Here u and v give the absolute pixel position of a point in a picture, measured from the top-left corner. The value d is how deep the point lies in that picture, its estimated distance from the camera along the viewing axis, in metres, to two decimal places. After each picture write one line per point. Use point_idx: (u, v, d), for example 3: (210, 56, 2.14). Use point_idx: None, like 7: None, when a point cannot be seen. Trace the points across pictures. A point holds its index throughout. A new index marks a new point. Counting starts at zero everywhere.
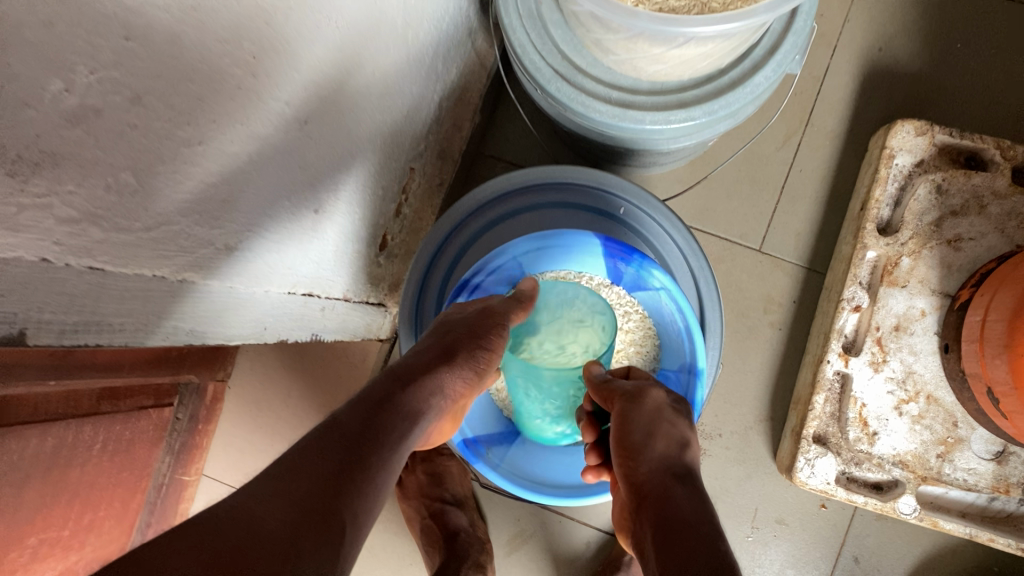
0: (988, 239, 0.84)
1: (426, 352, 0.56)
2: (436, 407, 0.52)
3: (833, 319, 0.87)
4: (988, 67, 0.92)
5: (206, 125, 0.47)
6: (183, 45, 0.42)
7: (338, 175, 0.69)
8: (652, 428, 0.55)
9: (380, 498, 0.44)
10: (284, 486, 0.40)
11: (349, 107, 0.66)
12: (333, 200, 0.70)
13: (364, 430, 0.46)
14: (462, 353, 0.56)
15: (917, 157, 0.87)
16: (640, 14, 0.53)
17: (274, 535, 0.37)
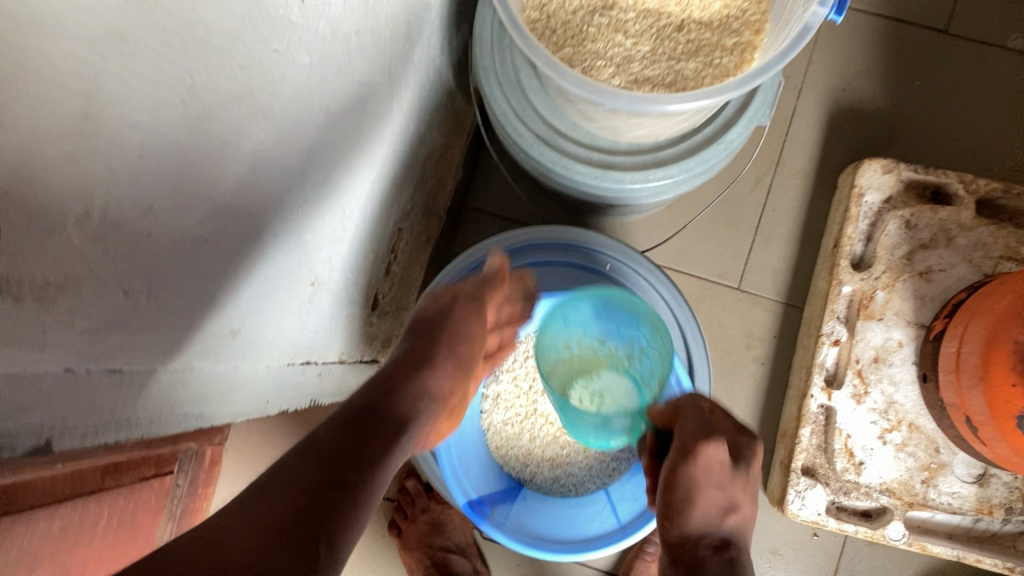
0: (957, 270, 0.88)
1: (406, 351, 0.58)
2: (420, 409, 0.54)
3: (814, 353, 0.89)
4: (945, 104, 0.97)
5: (212, 221, 0.49)
6: (190, 151, 0.44)
7: (332, 243, 0.70)
8: (698, 494, 0.54)
9: (365, 508, 0.46)
10: (252, 513, 0.42)
11: (344, 176, 0.68)
12: (328, 270, 0.72)
13: (345, 445, 0.48)
14: (440, 352, 0.58)
15: (885, 194, 0.90)
16: (621, 95, 0.56)
17: (241, 558, 0.38)
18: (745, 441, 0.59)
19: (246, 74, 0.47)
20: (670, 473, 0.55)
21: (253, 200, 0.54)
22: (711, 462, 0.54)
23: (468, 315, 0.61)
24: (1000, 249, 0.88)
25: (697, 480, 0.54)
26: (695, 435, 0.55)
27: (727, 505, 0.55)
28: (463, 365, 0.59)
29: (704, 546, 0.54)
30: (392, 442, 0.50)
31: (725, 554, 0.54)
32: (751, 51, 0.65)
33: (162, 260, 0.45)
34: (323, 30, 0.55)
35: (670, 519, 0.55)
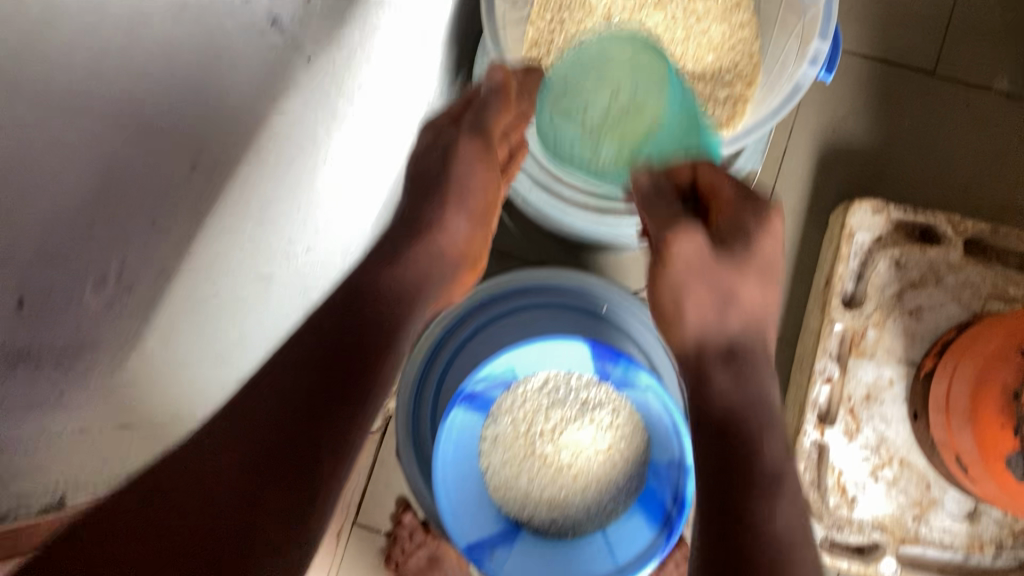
0: (948, 309, 0.90)
1: (412, 198, 0.66)
2: (433, 265, 0.64)
3: (806, 391, 0.90)
4: (934, 144, 0.98)
5: (219, 276, 0.51)
6: (200, 214, 0.45)
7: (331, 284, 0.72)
8: (686, 298, 0.60)
9: (348, 437, 0.49)
10: (248, 428, 0.45)
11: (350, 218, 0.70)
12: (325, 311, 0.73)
13: (343, 344, 0.53)
14: (439, 208, 0.65)
15: (875, 233, 0.92)
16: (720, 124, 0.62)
17: (249, 486, 0.43)
18: (768, 209, 0.61)
19: (259, 140, 0.48)
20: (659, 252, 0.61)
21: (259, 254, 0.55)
22: (688, 246, 0.59)
23: (473, 160, 0.66)
24: (988, 288, 0.90)
25: (682, 278, 0.60)
26: (669, 222, 0.61)
27: (726, 287, 0.59)
28: (471, 217, 0.68)
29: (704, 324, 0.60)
30: (396, 309, 0.59)
31: (732, 367, 0.59)
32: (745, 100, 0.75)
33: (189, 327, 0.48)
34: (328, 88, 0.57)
35: (674, 324, 0.62)
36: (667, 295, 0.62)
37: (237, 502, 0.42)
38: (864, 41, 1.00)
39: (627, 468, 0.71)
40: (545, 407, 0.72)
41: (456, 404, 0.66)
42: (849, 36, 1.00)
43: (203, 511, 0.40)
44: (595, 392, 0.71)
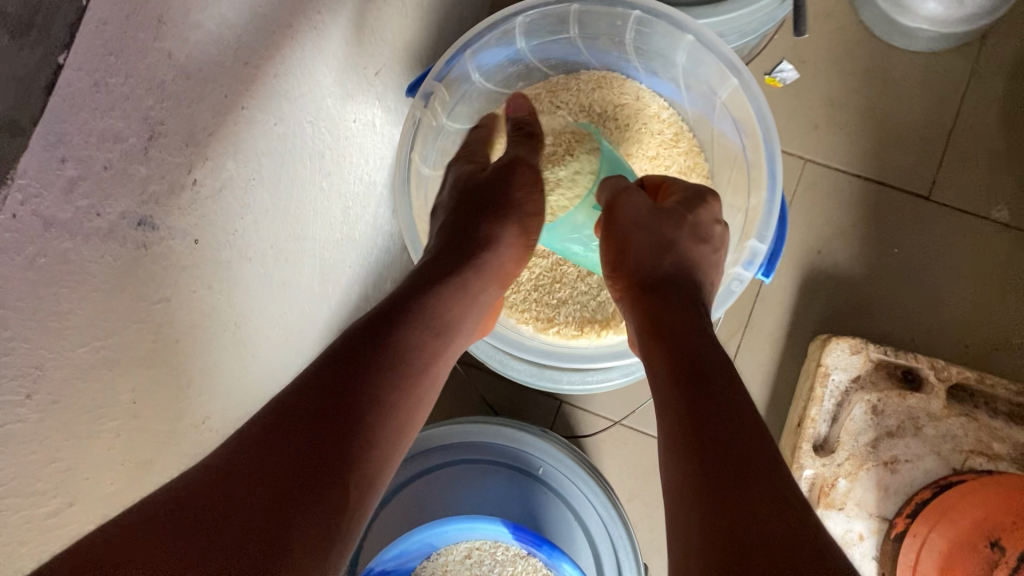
0: (925, 461, 0.84)
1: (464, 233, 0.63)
2: (463, 310, 0.59)
3: (859, 551, 0.84)
4: (922, 275, 0.92)
5: (79, 485, 0.46)
6: (43, 436, 0.41)
7: (299, 271, 0.63)
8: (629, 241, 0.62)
9: (378, 441, 0.48)
10: (282, 439, 0.43)
11: (314, 249, 0.65)
12: (282, 300, 0.63)
13: (402, 346, 0.53)
14: (501, 222, 0.63)
15: (852, 374, 0.86)
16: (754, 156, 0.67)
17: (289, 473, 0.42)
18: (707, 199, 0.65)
19: (117, 337, 0.45)
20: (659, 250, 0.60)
21: (144, 443, 0.51)
22: (630, 207, 0.63)
23: (522, 176, 0.65)
24: (970, 442, 0.83)
25: (626, 230, 0.62)
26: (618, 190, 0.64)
27: (663, 238, 0.60)
28: (522, 235, 0.65)
29: (648, 288, 0.59)
30: (435, 331, 0.56)
31: (672, 289, 0.58)
32: None
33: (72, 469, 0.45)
34: (227, 258, 0.53)
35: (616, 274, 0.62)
36: (612, 250, 0.63)
37: (287, 464, 0.42)
38: (852, 162, 0.95)
39: None
40: None
41: None
42: (837, 157, 0.95)
43: (259, 468, 0.41)
44: (521, 564, 0.65)
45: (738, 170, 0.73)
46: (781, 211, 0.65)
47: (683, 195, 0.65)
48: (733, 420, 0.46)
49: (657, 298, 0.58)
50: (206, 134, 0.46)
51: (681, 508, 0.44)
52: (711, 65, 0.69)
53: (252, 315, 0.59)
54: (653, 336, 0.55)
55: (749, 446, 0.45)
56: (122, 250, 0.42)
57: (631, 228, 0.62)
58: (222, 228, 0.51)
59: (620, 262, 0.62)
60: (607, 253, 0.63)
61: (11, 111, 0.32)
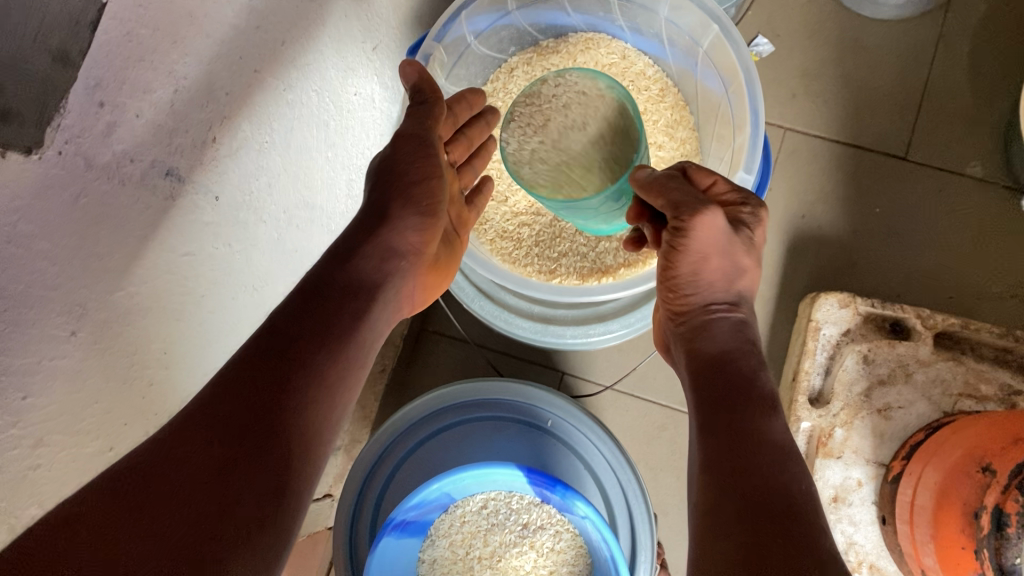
0: (917, 407, 0.87)
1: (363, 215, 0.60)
2: (384, 285, 0.58)
3: (857, 495, 0.86)
4: (903, 231, 0.96)
5: (116, 429, 0.48)
6: (87, 375, 0.44)
7: (307, 237, 0.66)
8: (705, 264, 0.58)
9: (300, 419, 0.47)
10: (197, 433, 0.43)
11: (320, 217, 0.68)
12: (292, 266, 0.65)
13: (313, 322, 0.51)
14: (403, 204, 0.60)
15: (842, 327, 0.90)
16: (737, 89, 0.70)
17: (209, 463, 0.42)
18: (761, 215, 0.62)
19: (152, 284, 0.47)
20: (719, 281, 0.59)
21: (171, 394, 0.53)
22: (710, 232, 0.57)
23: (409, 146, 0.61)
24: (959, 385, 0.86)
25: (703, 253, 0.58)
26: (690, 202, 0.57)
27: (736, 267, 0.59)
28: (424, 212, 0.61)
29: (716, 311, 0.59)
30: (354, 302, 0.55)
31: (737, 316, 0.60)
32: None
33: (113, 412, 0.48)
34: (244, 218, 0.56)
35: (679, 288, 0.61)
36: (685, 268, 0.59)
37: (210, 455, 0.42)
38: (831, 128, 0.99)
39: None
40: (484, 531, 0.68)
41: (385, 533, 0.62)
42: (816, 124, 0.99)
43: (175, 460, 0.41)
44: (537, 513, 0.67)
45: (722, 122, 0.75)
46: (764, 145, 0.68)
47: (739, 210, 0.61)
48: (761, 438, 0.50)
49: (712, 321, 0.59)
50: (224, 94, 0.49)
51: (714, 524, 0.47)
52: (691, 14, 0.73)
53: (266, 279, 0.61)
54: (703, 363, 0.57)
55: (778, 469, 0.48)
56: (152, 199, 0.45)
57: (695, 259, 0.58)
58: (238, 189, 0.54)
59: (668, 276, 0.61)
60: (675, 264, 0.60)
61: (63, 41, 0.35)
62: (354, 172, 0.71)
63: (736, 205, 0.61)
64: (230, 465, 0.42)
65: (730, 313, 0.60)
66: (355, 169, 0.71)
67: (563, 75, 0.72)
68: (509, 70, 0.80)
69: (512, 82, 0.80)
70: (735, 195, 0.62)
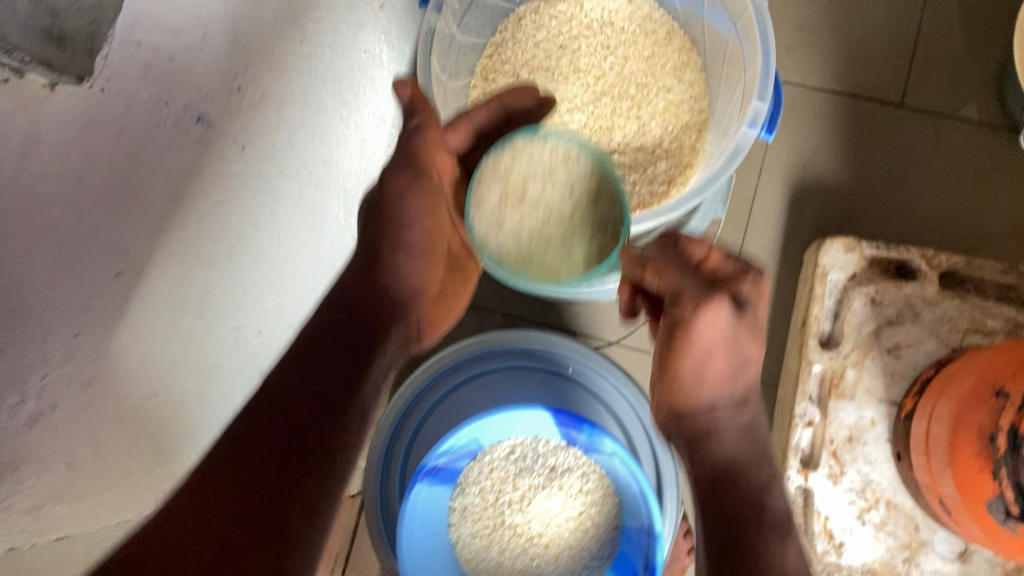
0: (925, 345, 0.89)
1: (361, 259, 0.63)
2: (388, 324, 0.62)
3: (870, 433, 0.88)
4: (903, 176, 0.97)
5: (159, 375, 0.49)
6: (131, 317, 0.45)
7: (324, 195, 0.67)
8: (711, 356, 0.60)
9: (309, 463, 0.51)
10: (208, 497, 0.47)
11: (336, 175, 0.68)
12: (312, 224, 0.66)
13: (314, 369, 0.55)
14: (399, 248, 0.63)
15: (848, 271, 0.91)
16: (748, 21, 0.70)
17: (220, 530, 0.46)
18: (763, 287, 0.59)
19: (188, 232, 0.48)
20: (716, 379, 0.61)
21: (206, 344, 0.54)
22: (717, 324, 0.58)
23: (399, 191, 0.63)
24: (965, 321, 0.88)
25: (710, 346, 0.59)
26: (689, 294, 0.58)
27: (739, 361, 0.61)
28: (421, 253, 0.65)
29: (720, 413, 0.61)
30: (358, 344, 0.58)
31: (743, 419, 0.62)
32: (697, 152, 0.78)
33: (156, 359, 0.48)
34: (267, 171, 0.56)
35: (681, 392, 0.62)
36: (689, 362, 0.61)
37: (222, 521, 0.47)
38: (827, 78, 1.00)
39: (600, 533, 0.68)
40: (513, 476, 0.70)
41: (419, 479, 0.63)
42: (812, 74, 1.00)
43: (189, 527, 0.46)
44: (563, 456, 0.69)
45: (729, 63, 0.76)
46: (777, 77, 0.68)
47: (734, 286, 0.58)
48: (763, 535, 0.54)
49: (712, 421, 0.61)
50: (247, 43, 0.50)
51: None
52: None
53: (288, 236, 0.62)
54: (702, 462, 0.60)
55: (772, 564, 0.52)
56: (186, 143, 0.46)
57: (692, 354, 0.60)
58: (262, 139, 0.54)
59: (665, 370, 0.63)
60: (677, 355, 0.61)
61: None
62: (364, 135, 0.72)
63: (733, 288, 0.58)
64: (240, 531, 0.47)
65: (731, 408, 0.61)
66: (366, 127, 0.72)
67: (536, 136, 0.69)
68: (517, 21, 0.81)
69: (520, 31, 0.81)
70: (738, 270, 0.59)
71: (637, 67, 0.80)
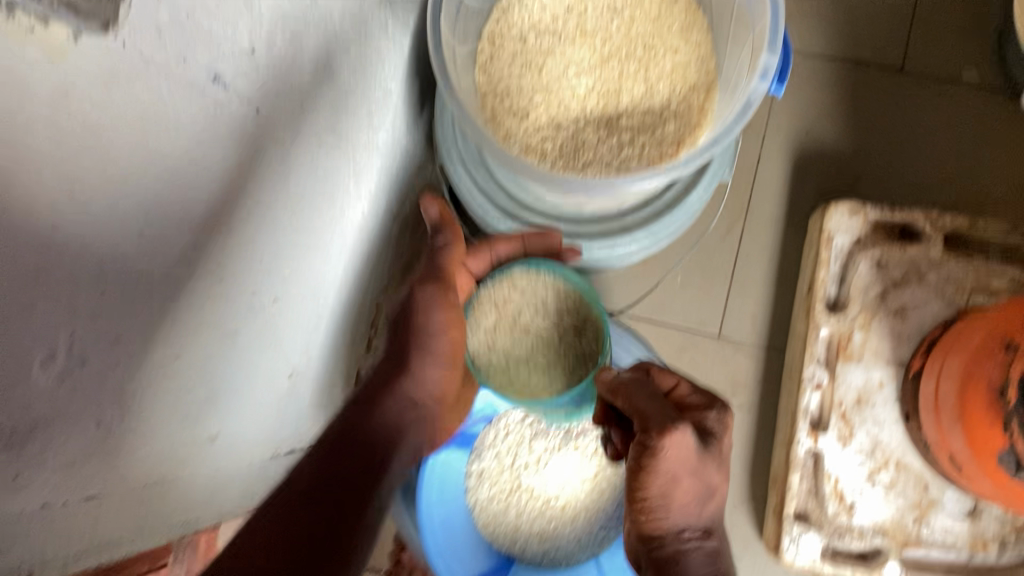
0: (932, 306, 0.90)
1: (386, 365, 0.68)
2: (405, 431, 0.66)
3: (878, 394, 0.89)
4: (906, 140, 0.98)
5: (182, 338, 0.50)
6: (153, 278, 0.45)
7: (335, 165, 0.67)
8: (676, 485, 0.58)
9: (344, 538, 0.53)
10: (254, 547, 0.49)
11: (347, 144, 0.68)
12: (324, 193, 0.66)
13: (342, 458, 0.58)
14: (426, 360, 0.68)
15: (853, 235, 0.91)
16: None
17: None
18: (725, 418, 0.63)
19: (207, 193, 0.48)
20: (682, 507, 0.60)
21: (226, 309, 0.54)
22: (682, 457, 0.56)
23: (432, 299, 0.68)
24: (970, 281, 0.89)
25: (673, 474, 0.57)
26: (658, 422, 0.57)
27: (706, 488, 0.60)
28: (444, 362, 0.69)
29: (687, 540, 0.61)
30: (382, 445, 0.62)
31: (709, 544, 0.62)
32: (705, 113, 0.74)
33: (179, 323, 0.49)
34: (281, 137, 0.56)
35: (651, 517, 0.60)
36: (657, 489, 0.58)
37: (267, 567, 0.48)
38: (829, 44, 1.00)
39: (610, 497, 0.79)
40: (529, 439, 0.79)
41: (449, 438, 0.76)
42: (813, 41, 1.00)
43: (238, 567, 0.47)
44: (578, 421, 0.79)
45: (737, 21, 0.73)
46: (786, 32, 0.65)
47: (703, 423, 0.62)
48: None
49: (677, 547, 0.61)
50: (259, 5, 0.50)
51: None
52: None
53: (301, 203, 0.62)
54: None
55: None
56: (203, 103, 0.46)
57: (661, 484, 0.58)
58: (275, 104, 0.54)
59: (635, 498, 0.60)
60: (639, 486, 0.59)
61: None
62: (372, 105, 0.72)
63: (700, 411, 0.63)
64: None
65: (692, 526, 0.62)
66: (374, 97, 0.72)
67: (533, 271, 0.75)
68: None
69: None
70: (704, 409, 0.63)
71: (643, 27, 0.76)
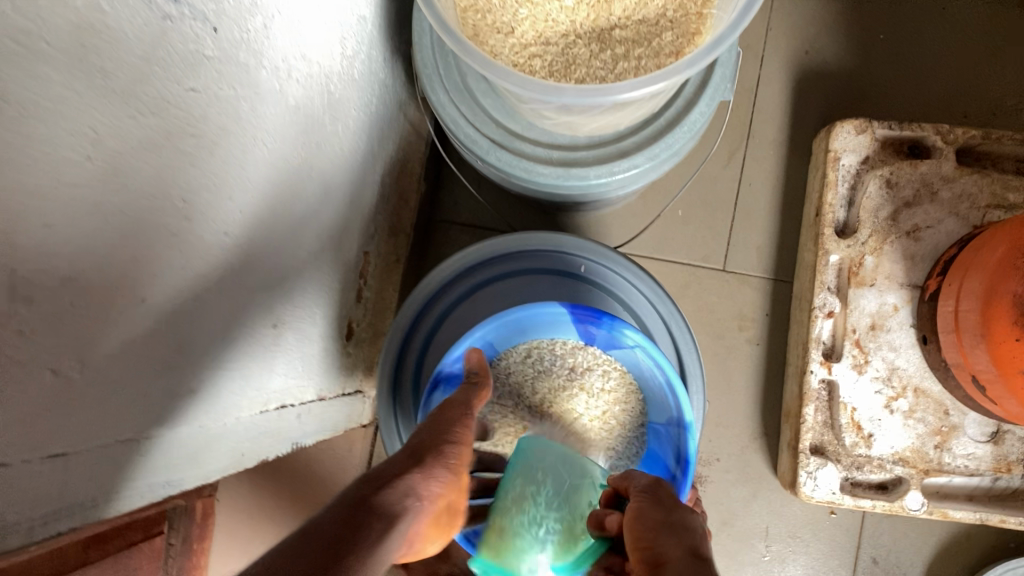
0: (946, 224, 0.85)
1: (387, 462, 0.51)
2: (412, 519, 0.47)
3: (891, 317, 0.85)
4: (911, 55, 0.93)
5: (144, 279, 0.45)
6: (106, 209, 0.40)
7: (305, 97, 0.61)
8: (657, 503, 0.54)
9: None
10: None
11: (317, 75, 0.63)
12: (294, 126, 0.60)
13: (350, 529, 0.42)
14: (442, 460, 0.53)
15: (861, 154, 0.87)
16: None
17: None
18: None
19: (159, 117, 0.43)
20: None
21: (193, 252, 0.50)
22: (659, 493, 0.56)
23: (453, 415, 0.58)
24: (986, 198, 0.84)
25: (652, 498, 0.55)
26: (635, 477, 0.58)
27: None
28: (453, 469, 0.54)
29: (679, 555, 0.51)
30: (388, 526, 0.44)
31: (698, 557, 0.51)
32: (704, 19, 0.69)
33: (138, 266, 0.44)
34: (244, 60, 0.51)
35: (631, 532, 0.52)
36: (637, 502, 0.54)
37: None
38: None
39: (627, 433, 0.74)
40: (533, 379, 0.75)
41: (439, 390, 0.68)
42: None
43: None
44: (583, 356, 0.73)
45: None
46: None
47: None
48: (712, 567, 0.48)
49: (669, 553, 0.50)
50: None
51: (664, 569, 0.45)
52: None
53: (269, 137, 0.57)
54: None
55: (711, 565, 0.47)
56: (150, 15, 0.40)
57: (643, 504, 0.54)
58: (235, 22, 0.49)
59: None
60: (650, 517, 0.49)
61: None
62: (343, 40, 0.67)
63: None
64: None
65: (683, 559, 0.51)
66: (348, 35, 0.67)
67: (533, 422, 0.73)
68: None
69: None
70: None
71: None
